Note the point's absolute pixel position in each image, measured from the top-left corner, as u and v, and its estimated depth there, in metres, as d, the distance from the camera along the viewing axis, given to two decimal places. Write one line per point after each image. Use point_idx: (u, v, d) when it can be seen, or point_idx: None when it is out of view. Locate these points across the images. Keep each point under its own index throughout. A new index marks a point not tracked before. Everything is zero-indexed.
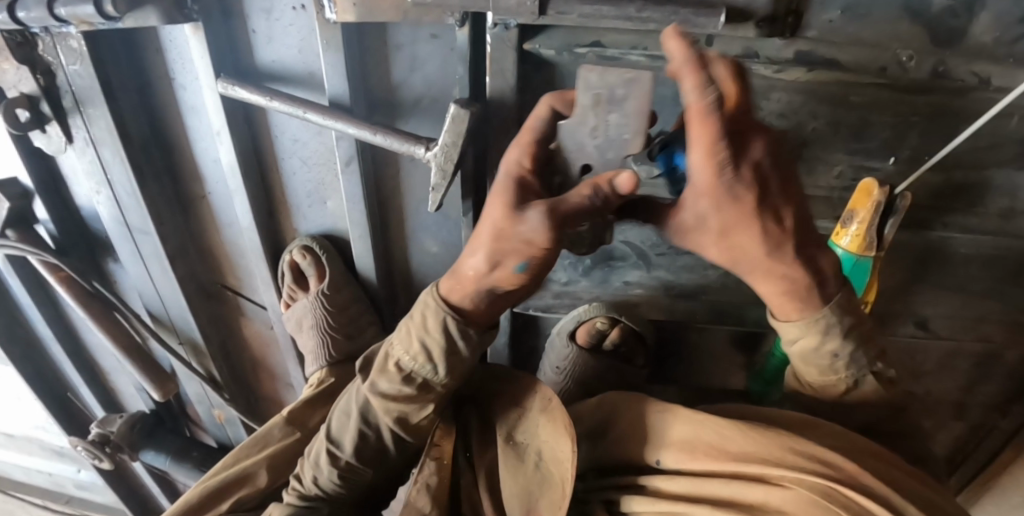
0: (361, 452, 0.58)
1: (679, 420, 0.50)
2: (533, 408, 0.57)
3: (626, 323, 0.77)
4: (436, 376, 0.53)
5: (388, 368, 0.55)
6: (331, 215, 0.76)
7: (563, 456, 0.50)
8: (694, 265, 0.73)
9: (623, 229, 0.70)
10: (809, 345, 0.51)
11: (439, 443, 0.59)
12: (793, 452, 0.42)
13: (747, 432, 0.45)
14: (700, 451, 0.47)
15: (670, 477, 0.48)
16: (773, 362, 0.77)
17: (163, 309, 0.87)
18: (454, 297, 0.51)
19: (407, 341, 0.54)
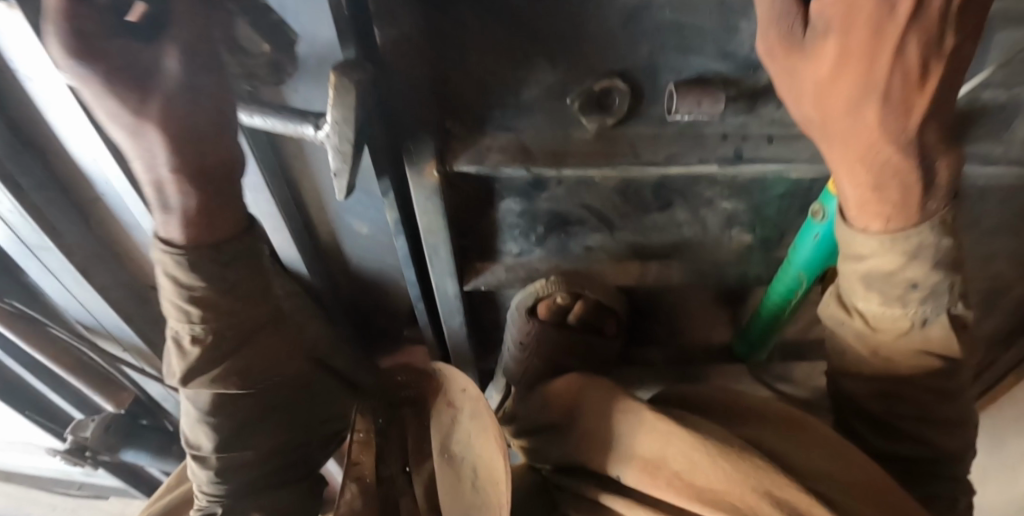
0: (224, 443, 0.57)
1: (645, 432, 0.48)
2: (465, 414, 0.53)
3: (588, 297, 0.68)
4: (222, 321, 0.53)
5: (184, 351, 0.53)
6: None
7: (498, 476, 0.47)
8: (665, 223, 0.63)
9: (578, 191, 0.59)
10: (884, 267, 0.44)
11: (357, 461, 0.54)
12: (757, 489, 0.40)
13: (713, 464, 0.42)
14: (671, 485, 0.43)
15: (633, 504, 0.45)
16: (761, 321, 0.69)
17: (98, 321, 0.81)
18: (176, 234, 0.49)
19: (179, 312, 0.52)
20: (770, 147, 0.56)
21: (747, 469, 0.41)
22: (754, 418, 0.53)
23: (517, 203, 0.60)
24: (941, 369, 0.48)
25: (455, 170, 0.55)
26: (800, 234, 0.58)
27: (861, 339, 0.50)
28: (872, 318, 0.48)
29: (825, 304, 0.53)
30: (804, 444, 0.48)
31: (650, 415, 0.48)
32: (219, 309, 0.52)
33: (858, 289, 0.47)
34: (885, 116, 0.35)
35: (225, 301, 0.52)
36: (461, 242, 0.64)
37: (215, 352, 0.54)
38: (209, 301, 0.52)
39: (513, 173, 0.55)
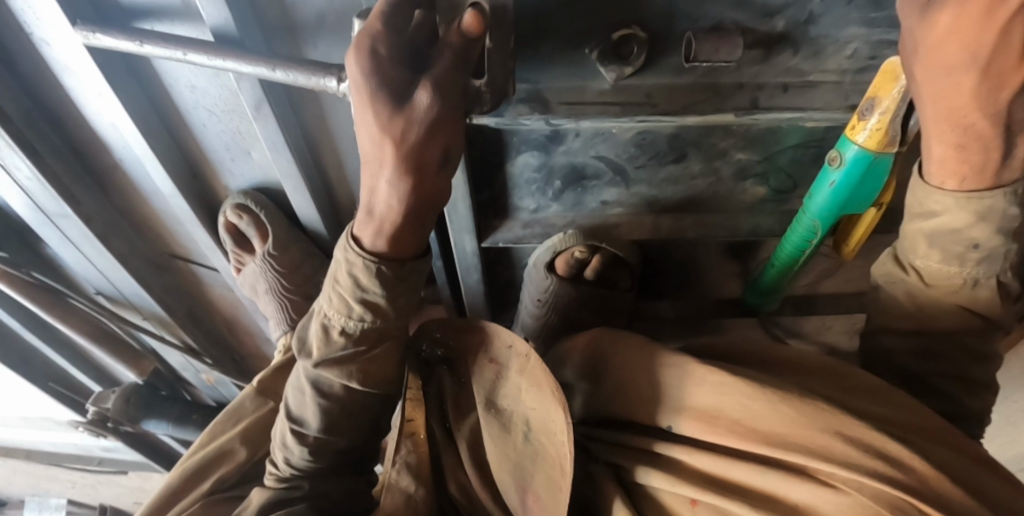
0: (331, 425, 0.54)
1: (701, 383, 0.43)
2: (513, 369, 0.51)
3: (606, 250, 0.68)
4: (385, 324, 0.51)
5: (331, 339, 0.51)
6: (258, 166, 0.67)
7: (555, 428, 0.46)
8: (678, 176, 0.64)
9: (596, 142, 0.59)
10: (951, 224, 0.45)
11: (412, 418, 0.55)
12: (828, 433, 0.36)
13: (773, 407, 0.38)
14: (732, 430, 0.40)
15: (694, 451, 0.42)
16: (772, 272, 0.71)
17: (117, 290, 0.82)
18: (379, 242, 0.47)
19: (342, 304, 0.50)
20: (785, 95, 0.56)
21: (813, 413, 0.37)
22: (787, 366, 0.48)
23: (534, 157, 0.61)
24: (975, 326, 0.50)
25: (474, 123, 0.55)
26: (817, 182, 0.59)
27: (909, 295, 0.51)
28: (928, 274, 0.49)
29: (880, 262, 0.55)
30: (859, 390, 0.42)
31: (696, 366, 0.44)
32: (390, 314, 0.50)
33: (921, 246, 0.48)
34: (981, 85, 0.37)
35: (391, 327, 0.52)
36: (478, 199, 0.65)
37: (356, 350, 0.51)
38: (382, 310, 0.50)
39: (532, 124, 0.56)
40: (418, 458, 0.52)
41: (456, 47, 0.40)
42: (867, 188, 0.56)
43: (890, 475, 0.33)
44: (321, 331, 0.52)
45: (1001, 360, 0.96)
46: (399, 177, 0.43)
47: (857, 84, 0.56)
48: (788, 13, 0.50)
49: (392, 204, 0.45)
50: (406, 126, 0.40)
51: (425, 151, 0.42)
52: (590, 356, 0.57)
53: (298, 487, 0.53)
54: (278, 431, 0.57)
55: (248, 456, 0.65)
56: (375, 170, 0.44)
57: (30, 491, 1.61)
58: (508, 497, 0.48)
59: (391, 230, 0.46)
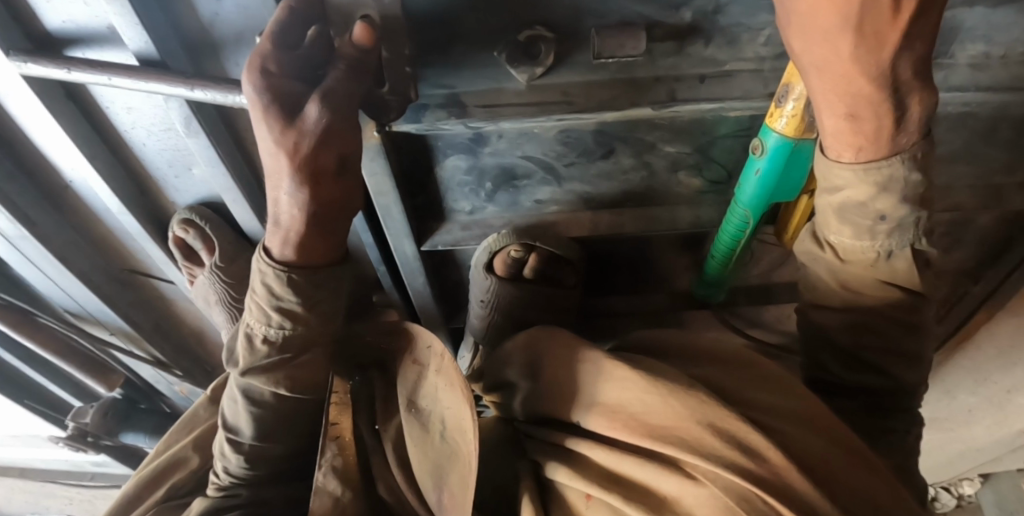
0: (264, 433, 0.55)
1: (605, 377, 0.44)
2: (431, 369, 0.52)
3: (542, 248, 0.68)
4: (306, 331, 0.52)
5: (255, 347, 0.52)
6: (200, 182, 0.69)
7: (466, 426, 0.46)
8: (609, 171, 0.65)
9: (520, 142, 0.60)
10: (857, 197, 0.43)
11: (337, 421, 0.52)
12: (704, 427, 0.37)
13: (664, 401, 0.39)
14: (624, 423, 0.41)
15: (594, 445, 0.43)
16: (714, 263, 0.71)
17: (81, 307, 0.84)
18: (289, 251, 0.49)
19: (261, 313, 0.51)
20: (704, 86, 0.56)
21: (698, 407, 0.38)
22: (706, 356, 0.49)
23: (463, 160, 0.62)
24: (901, 302, 0.48)
25: (395, 129, 0.56)
26: (745, 171, 0.60)
27: (830, 272, 0.49)
28: (843, 250, 0.47)
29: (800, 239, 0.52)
30: (759, 382, 0.43)
31: (606, 362, 0.45)
32: (311, 322, 0.52)
33: (831, 220, 0.46)
34: (858, 50, 0.35)
35: (315, 334, 0.52)
36: (413, 203, 0.66)
37: (280, 357, 0.52)
38: (301, 317, 0.51)
39: (453, 128, 0.57)
40: (345, 462, 0.50)
41: (351, 57, 0.42)
42: (790, 175, 0.56)
43: (744, 468, 0.35)
44: (246, 340, 0.53)
45: (971, 344, 0.94)
46: (299, 187, 0.45)
47: (775, 71, 0.56)
48: (694, 4, 0.50)
49: (294, 213, 0.46)
50: (299, 138, 0.42)
51: (322, 160, 0.44)
52: (529, 355, 0.58)
53: (237, 494, 0.54)
54: (217, 442, 0.57)
55: (201, 462, 0.66)
56: (277, 180, 0.45)
57: (32, 505, 1.65)
58: (427, 496, 0.48)
59: (298, 238, 0.48)
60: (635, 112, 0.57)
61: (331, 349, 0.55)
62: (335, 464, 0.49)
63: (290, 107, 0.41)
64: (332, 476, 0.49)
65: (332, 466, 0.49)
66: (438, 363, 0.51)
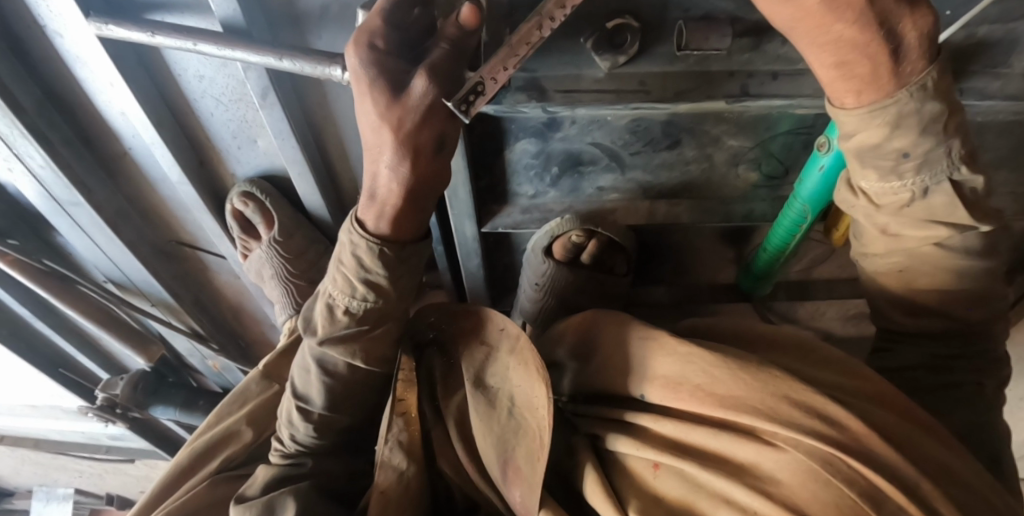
0: (334, 402, 0.56)
1: (666, 354, 0.45)
2: (502, 350, 0.53)
3: (603, 235, 0.69)
4: (386, 304, 0.53)
5: (336, 318, 0.53)
6: (264, 154, 0.69)
7: (538, 403, 0.47)
8: (672, 161, 0.66)
9: (591, 128, 0.61)
10: (870, 140, 0.39)
11: (404, 397, 0.54)
12: (776, 397, 0.38)
13: (730, 373, 0.40)
14: (694, 395, 0.41)
15: (660, 417, 0.43)
16: (764, 257, 0.73)
17: (126, 277, 0.84)
18: (381, 226, 0.50)
19: (346, 284, 0.52)
20: (776, 83, 0.58)
21: (766, 379, 0.39)
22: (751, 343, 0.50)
23: (533, 143, 0.63)
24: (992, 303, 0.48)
25: (475, 110, 0.57)
26: (807, 166, 0.60)
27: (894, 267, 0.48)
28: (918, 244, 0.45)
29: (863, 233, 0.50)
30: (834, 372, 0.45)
31: (664, 337, 0.46)
32: (392, 295, 0.52)
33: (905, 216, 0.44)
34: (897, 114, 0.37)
35: (392, 308, 0.54)
36: (478, 183, 0.67)
37: (359, 328, 0.53)
38: (384, 291, 0.52)
39: (530, 112, 0.58)
40: (410, 437, 0.52)
41: (453, 38, 0.41)
42: None
43: (826, 435, 0.35)
44: (326, 311, 0.54)
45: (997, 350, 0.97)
46: (397, 164, 0.46)
47: None
48: None
49: (391, 188, 0.47)
50: (403, 115, 0.42)
51: (422, 138, 0.44)
52: (579, 337, 0.59)
53: (302, 464, 0.55)
54: (284, 409, 0.58)
55: (255, 437, 0.67)
56: (375, 155, 0.46)
57: (42, 478, 1.65)
58: (491, 470, 0.49)
59: (393, 213, 0.49)
60: (710, 105, 0.58)
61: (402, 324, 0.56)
62: (400, 439, 0.51)
63: (392, 81, 0.42)
64: (400, 454, 0.50)
65: (402, 442, 0.51)
66: (506, 339, 0.53)
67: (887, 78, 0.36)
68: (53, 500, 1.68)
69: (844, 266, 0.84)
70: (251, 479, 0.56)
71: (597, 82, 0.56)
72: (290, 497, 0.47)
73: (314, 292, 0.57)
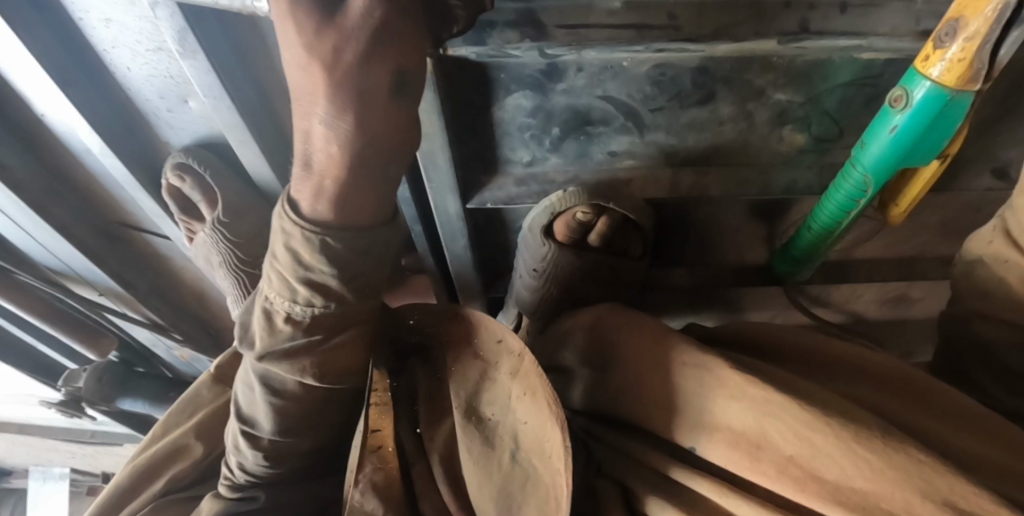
0: (287, 428, 0.43)
1: (732, 402, 0.35)
2: (502, 370, 0.42)
3: (614, 211, 0.57)
4: (342, 309, 0.39)
5: (276, 327, 0.40)
6: (200, 118, 0.56)
7: (550, 451, 0.37)
8: (703, 121, 0.53)
9: (603, 79, 0.48)
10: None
11: (380, 426, 0.43)
12: (925, 499, 0.27)
13: (843, 449, 0.30)
14: (784, 473, 0.31)
15: (723, 488, 0.33)
16: (809, 235, 0.60)
17: (65, 264, 0.73)
18: (321, 207, 0.36)
19: (284, 285, 0.38)
20: (846, 14, 0.44)
21: (904, 467, 0.28)
22: (841, 372, 0.40)
23: (529, 98, 0.49)
24: None
25: (450, 54, 0.44)
26: (872, 126, 0.47)
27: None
28: None
29: (983, 238, 0.44)
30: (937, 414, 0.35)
31: (733, 375, 0.36)
32: (349, 298, 0.39)
33: None
34: None
35: (353, 313, 0.40)
36: (461, 151, 0.54)
37: (308, 340, 0.40)
38: (335, 294, 0.38)
39: (524, 56, 0.44)
40: (388, 478, 0.41)
41: None
42: (932, 139, 0.45)
43: None
44: (263, 318, 0.40)
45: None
46: (337, 116, 0.31)
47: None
48: None
49: (331, 153, 0.32)
50: (340, 43, 0.28)
51: (371, 80, 0.30)
52: (592, 338, 0.51)
53: (253, 498, 0.44)
54: (229, 431, 0.47)
55: (207, 452, 0.58)
56: (306, 114, 0.34)
57: (33, 460, 1.60)
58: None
59: (336, 192, 0.34)
60: (760, 44, 0.45)
61: (375, 326, 0.43)
62: (373, 479, 0.40)
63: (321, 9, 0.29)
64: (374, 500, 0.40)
65: (375, 484, 0.40)
66: (512, 361, 0.42)
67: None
68: (48, 480, 1.64)
69: (894, 243, 0.72)
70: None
71: (612, 15, 0.43)
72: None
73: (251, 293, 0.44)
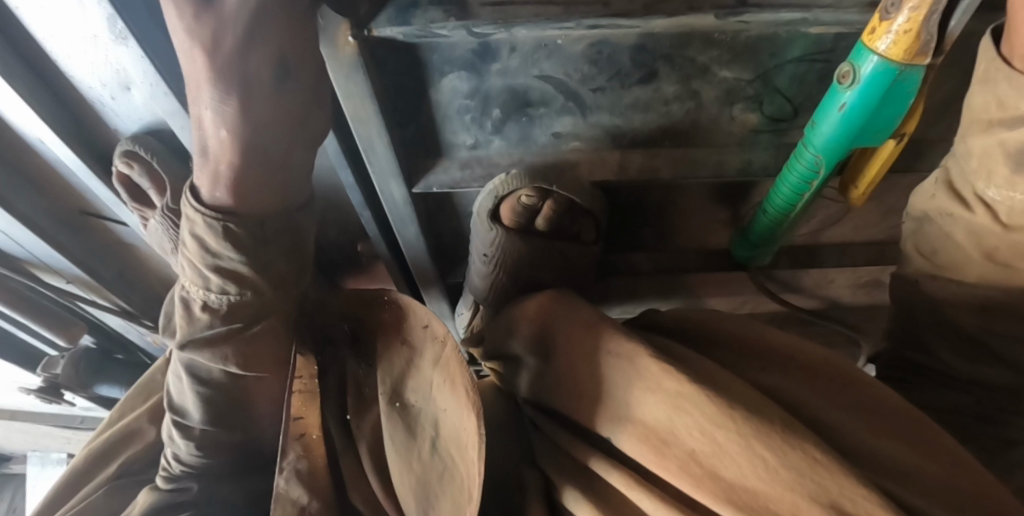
0: (217, 416, 0.43)
1: (650, 395, 0.35)
2: (425, 358, 0.42)
3: (560, 194, 0.56)
4: (258, 297, 0.40)
5: (194, 316, 0.40)
6: (143, 106, 0.55)
7: (465, 440, 0.37)
8: (647, 100, 0.52)
9: (538, 59, 0.47)
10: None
11: (303, 414, 0.42)
12: (813, 501, 0.28)
13: (743, 448, 0.30)
14: (686, 471, 0.32)
15: (633, 486, 0.34)
16: (763, 221, 0.59)
17: (30, 254, 0.74)
18: (221, 193, 0.37)
19: (196, 274, 0.39)
20: None
21: (799, 469, 0.29)
22: (777, 364, 0.39)
23: (464, 80, 0.49)
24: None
25: (377, 35, 0.42)
26: (823, 104, 0.45)
27: (973, 237, 0.40)
28: (1004, 210, 0.37)
29: (927, 194, 0.44)
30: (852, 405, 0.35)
31: (654, 369, 0.36)
32: (264, 287, 0.40)
33: (999, 169, 0.36)
34: None
35: (275, 299, 0.41)
36: (402, 135, 0.53)
37: (228, 328, 0.40)
38: (249, 280, 0.39)
39: (453, 35, 0.43)
40: (313, 466, 0.41)
41: None
42: (885, 116, 0.42)
43: None
44: (182, 307, 0.41)
45: None
46: (224, 100, 0.33)
47: None
48: None
49: (222, 137, 0.35)
50: (217, 29, 0.30)
51: (254, 66, 0.31)
52: (536, 326, 0.49)
53: (188, 488, 0.42)
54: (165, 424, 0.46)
55: (158, 435, 0.59)
56: (200, 94, 0.33)
57: (32, 445, 1.63)
58: (410, 514, 0.40)
59: (231, 176, 0.37)
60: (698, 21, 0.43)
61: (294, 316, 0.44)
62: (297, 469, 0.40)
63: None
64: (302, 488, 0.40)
65: (303, 474, 0.40)
66: (433, 349, 0.41)
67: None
68: (48, 464, 1.67)
69: (862, 227, 0.70)
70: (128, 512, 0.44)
71: None
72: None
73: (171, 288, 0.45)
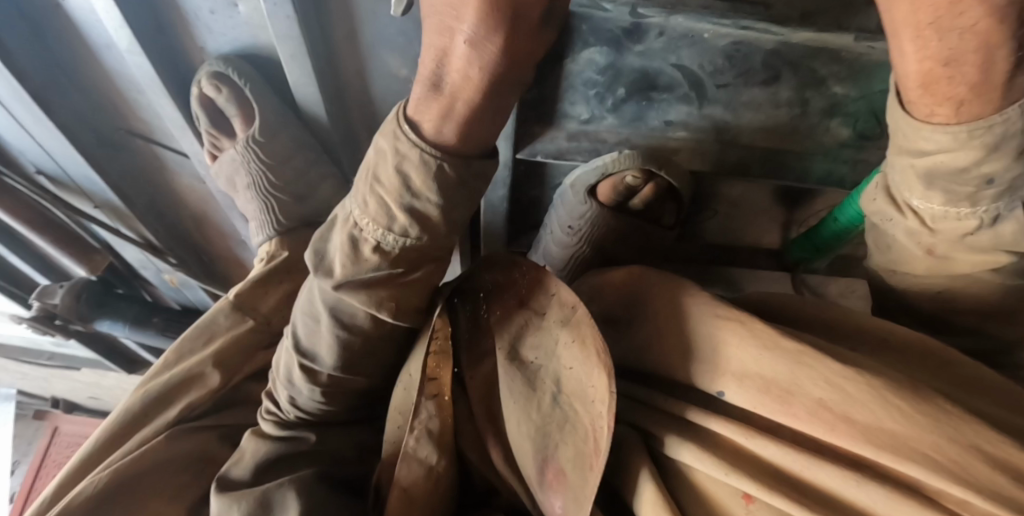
0: (347, 363, 0.45)
1: (760, 352, 0.34)
2: (551, 319, 0.42)
3: (663, 180, 0.58)
4: (431, 243, 0.41)
5: (362, 256, 0.41)
6: (247, 25, 0.54)
7: (594, 395, 0.37)
8: (761, 102, 0.54)
9: (681, 46, 0.48)
10: (956, 163, 0.33)
11: (437, 375, 0.43)
12: (954, 442, 0.27)
13: (876, 398, 0.29)
14: (813, 418, 0.31)
15: (749, 432, 0.33)
16: (830, 228, 0.60)
17: (61, 170, 0.72)
18: (446, 130, 0.37)
19: (381, 212, 0.40)
20: None
21: (934, 415, 0.28)
22: (870, 344, 0.39)
23: (605, 55, 0.50)
24: None
25: None
26: None
27: (914, 236, 0.39)
28: (929, 214, 0.37)
29: (870, 197, 0.42)
30: (952, 382, 0.36)
31: (765, 328, 0.35)
32: (440, 230, 0.41)
33: (915, 184, 0.37)
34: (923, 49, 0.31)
35: (438, 247, 0.42)
36: (523, 98, 0.54)
37: (389, 272, 0.41)
38: (433, 225, 0.40)
39: (614, 10, 0.45)
40: (442, 425, 0.42)
41: None
42: None
43: None
44: (348, 245, 0.41)
45: None
46: (481, 37, 0.33)
47: None
48: None
49: (467, 76, 0.35)
50: None
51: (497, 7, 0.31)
52: (623, 292, 0.47)
53: (303, 438, 0.46)
54: (283, 366, 0.48)
55: (223, 381, 0.59)
56: (449, 23, 0.34)
57: None
58: (527, 472, 0.41)
59: (464, 115, 0.36)
60: (839, 37, 0.46)
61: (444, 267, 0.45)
62: (431, 426, 0.41)
63: None
64: (433, 448, 0.41)
65: (432, 434, 0.41)
66: (563, 311, 0.41)
67: (998, 93, 0.31)
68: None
69: None
70: (230, 459, 0.47)
71: None
72: (292, 493, 0.38)
73: (330, 215, 0.45)
